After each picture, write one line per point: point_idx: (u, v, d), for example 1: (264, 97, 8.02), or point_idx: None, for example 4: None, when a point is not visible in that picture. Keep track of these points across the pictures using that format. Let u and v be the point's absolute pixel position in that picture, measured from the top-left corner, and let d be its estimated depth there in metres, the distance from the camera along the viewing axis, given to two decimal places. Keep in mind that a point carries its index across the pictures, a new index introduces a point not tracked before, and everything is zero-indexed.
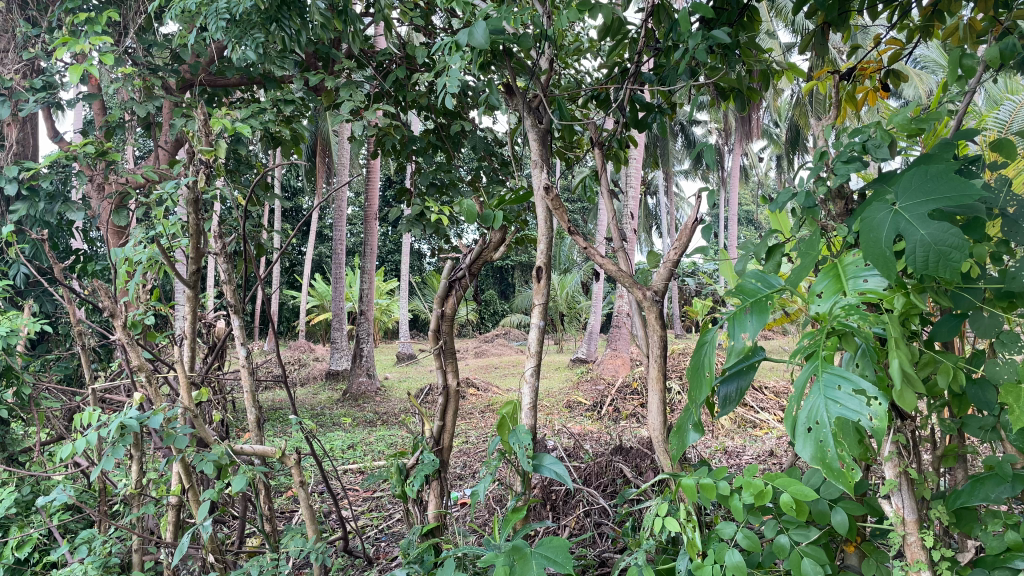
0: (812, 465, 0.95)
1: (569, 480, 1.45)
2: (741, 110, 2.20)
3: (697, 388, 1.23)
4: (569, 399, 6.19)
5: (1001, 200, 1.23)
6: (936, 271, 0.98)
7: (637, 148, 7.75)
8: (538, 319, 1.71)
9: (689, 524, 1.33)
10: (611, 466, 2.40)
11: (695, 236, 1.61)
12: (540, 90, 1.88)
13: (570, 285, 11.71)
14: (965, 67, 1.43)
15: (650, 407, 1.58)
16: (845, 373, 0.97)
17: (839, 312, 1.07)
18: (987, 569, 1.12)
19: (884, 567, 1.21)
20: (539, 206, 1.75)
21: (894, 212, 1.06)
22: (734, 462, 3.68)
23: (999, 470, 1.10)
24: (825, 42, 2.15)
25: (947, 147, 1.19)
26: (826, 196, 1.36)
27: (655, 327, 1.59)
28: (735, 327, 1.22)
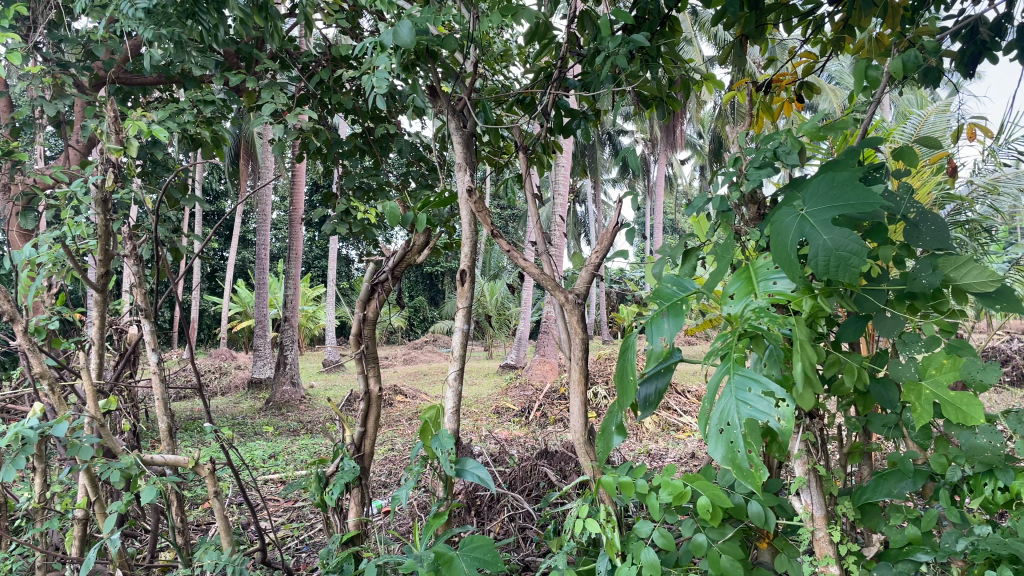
0: (723, 465, 0.96)
1: (493, 483, 1.44)
2: (662, 118, 2.25)
3: (622, 393, 1.23)
4: (497, 405, 6.19)
5: (903, 206, 1.24)
6: (835, 275, 1.02)
7: (564, 155, 7.84)
8: (462, 323, 1.70)
9: (609, 526, 1.34)
10: (535, 470, 2.40)
11: (616, 243, 1.64)
12: (465, 93, 1.87)
13: (499, 290, 11.73)
14: (871, 78, 1.49)
15: (572, 410, 1.58)
16: (755, 375, 0.99)
17: (749, 314, 1.11)
18: (891, 562, 1.15)
19: (796, 563, 1.23)
20: (463, 209, 1.74)
21: (800, 217, 1.09)
22: (657, 464, 3.73)
23: (902, 466, 1.14)
24: (742, 53, 2.21)
25: (852, 154, 1.24)
26: (740, 201, 1.39)
27: (577, 331, 1.60)
28: (651, 330, 1.24)
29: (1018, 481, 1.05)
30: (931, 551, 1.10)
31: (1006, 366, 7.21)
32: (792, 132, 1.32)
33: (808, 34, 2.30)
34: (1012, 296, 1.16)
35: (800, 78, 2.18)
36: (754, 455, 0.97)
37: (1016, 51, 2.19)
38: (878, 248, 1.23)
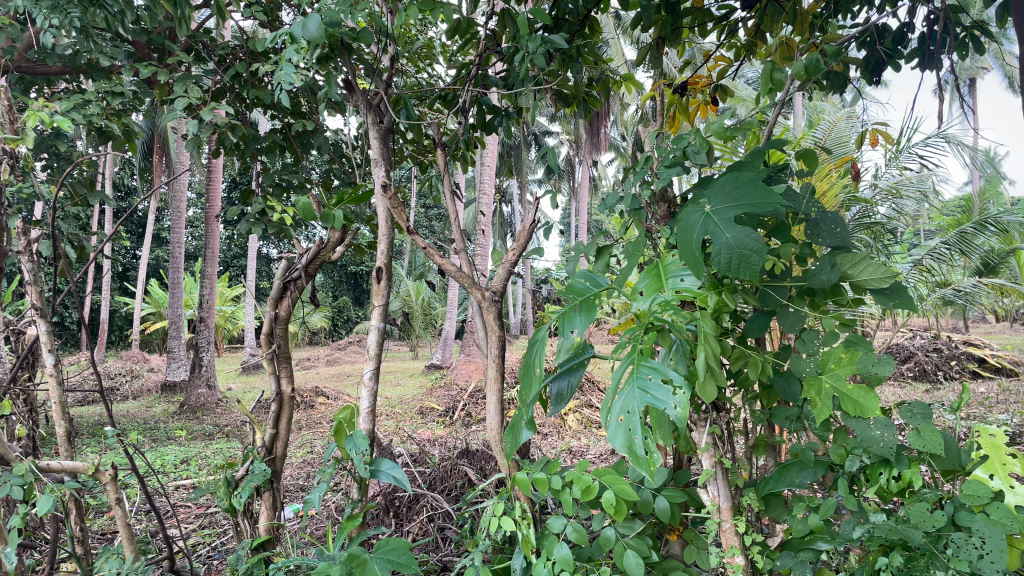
0: (622, 452, 1.00)
1: (409, 484, 1.43)
2: (582, 117, 2.26)
3: (529, 385, 1.24)
4: (421, 405, 6.14)
5: (805, 204, 1.28)
6: (737, 273, 1.04)
7: (489, 154, 7.83)
8: (378, 321, 1.67)
9: (523, 522, 1.34)
10: (456, 470, 2.39)
11: (532, 240, 1.64)
12: (382, 88, 1.83)
13: (425, 290, 11.65)
14: (776, 81, 1.51)
15: (489, 408, 1.57)
16: (656, 365, 1.04)
17: (657, 308, 1.15)
18: (793, 551, 1.19)
19: (703, 555, 1.26)
20: (380, 205, 1.71)
21: (705, 216, 1.12)
22: (578, 461, 3.77)
23: (803, 456, 1.18)
24: (660, 56, 2.25)
25: (758, 155, 1.26)
26: (651, 199, 1.41)
27: (493, 329, 1.59)
28: (565, 324, 1.25)
29: (911, 470, 1.10)
30: (830, 539, 1.14)
31: (910, 361, 7.57)
32: (701, 132, 1.34)
33: (723, 39, 2.35)
34: (905, 292, 1.21)
35: (715, 82, 2.23)
36: (650, 443, 1.01)
37: (916, 60, 2.29)
38: (780, 245, 1.26)
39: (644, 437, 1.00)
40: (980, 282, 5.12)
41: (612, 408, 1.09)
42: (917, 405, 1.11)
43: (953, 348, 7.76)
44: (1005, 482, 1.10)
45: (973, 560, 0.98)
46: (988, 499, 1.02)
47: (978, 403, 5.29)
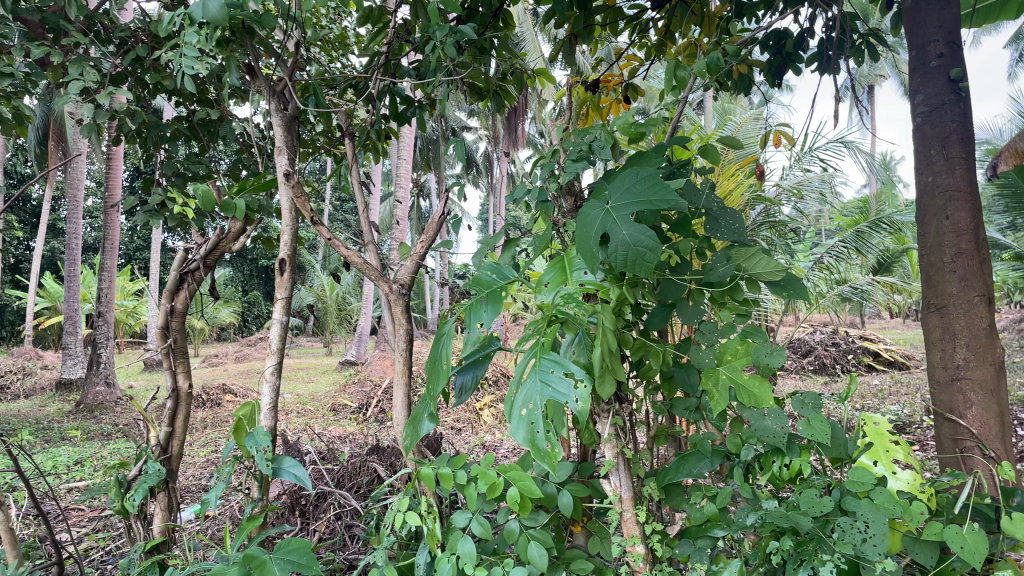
0: (524, 446, 1.00)
1: (313, 482, 1.39)
2: (495, 111, 2.26)
3: (434, 379, 1.20)
4: (334, 402, 6.03)
5: (705, 200, 1.32)
6: (633, 268, 1.05)
7: (406, 147, 7.75)
8: (281, 314, 1.63)
9: (429, 517, 1.32)
10: (365, 466, 2.35)
11: (442, 233, 1.63)
12: (286, 74, 1.76)
13: (340, 285, 11.45)
14: (679, 79, 1.55)
15: (395, 403, 1.56)
16: (558, 359, 1.04)
17: (558, 300, 1.14)
18: (692, 539, 1.21)
19: (605, 543, 1.27)
20: (283, 196, 1.66)
21: (606, 212, 1.13)
22: (490, 454, 3.78)
23: (701, 446, 1.20)
24: (572, 51, 2.26)
25: (661, 150, 1.29)
26: (558, 192, 1.40)
27: (400, 321, 1.56)
28: (470, 317, 1.22)
29: (801, 458, 1.13)
30: (726, 526, 1.17)
31: (810, 355, 7.90)
32: (606, 127, 1.35)
33: (635, 38, 2.38)
34: (797, 284, 1.25)
35: (626, 79, 2.25)
36: (551, 435, 1.01)
37: (816, 64, 2.37)
38: (680, 240, 1.29)
39: (546, 429, 1.01)
40: (876, 279, 5.37)
41: (513, 402, 1.09)
42: (809, 395, 1.14)
43: (850, 342, 8.14)
44: (888, 468, 1.15)
45: (857, 543, 1.02)
46: (871, 484, 1.06)
47: (872, 394, 5.57)
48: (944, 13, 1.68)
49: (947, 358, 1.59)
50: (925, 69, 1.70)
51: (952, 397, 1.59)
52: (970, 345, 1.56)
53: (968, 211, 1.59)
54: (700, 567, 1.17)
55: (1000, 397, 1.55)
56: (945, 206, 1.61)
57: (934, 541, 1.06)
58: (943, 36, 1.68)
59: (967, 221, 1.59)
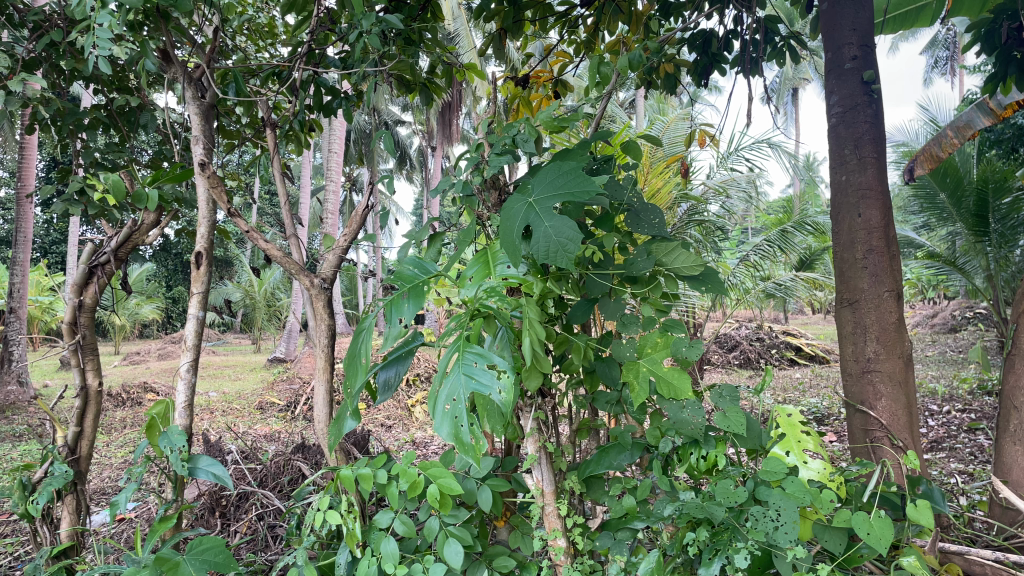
0: (447, 441, 0.98)
1: (231, 482, 1.35)
2: (424, 104, 2.23)
3: (354, 377, 1.17)
4: (261, 400, 5.90)
5: (626, 195, 1.33)
6: (554, 260, 1.04)
7: (337, 141, 7.64)
8: (197, 309, 1.57)
9: (350, 515, 1.30)
10: (289, 465, 2.30)
11: (365, 226, 1.59)
12: (204, 60, 1.71)
13: (269, 281, 11.21)
14: (602, 74, 1.55)
15: (316, 399, 1.52)
16: (481, 351, 1.03)
17: (481, 294, 1.12)
18: (612, 531, 1.22)
19: (528, 538, 1.28)
20: (200, 187, 1.60)
21: (529, 204, 1.11)
22: (419, 451, 3.76)
23: (621, 438, 1.22)
24: (502, 47, 2.24)
25: (584, 146, 1.28)
26: (482, 185, 1.37)
27: (322, 317, 1.53)
28: (391, 311, 1.19)
29: (717, 449, 1.15)
30: (645, 518, 1.18)
31: (736, 350, 8.11)
32: (529, 122, 1.34)
33: (565, 35, 2.39)
34: (714, 279, 1.28)
35: (556, 76, 2.25)
36: (475, 430, 1.00)
37: (739, 65, 2.42)
38: (603, 234, 1.30)
39: (470, 423, 0.99)
40: (799, 277, 5.54)
41: (436, 397, 1.06)
42: (726, 387, 1.16)
43: (773, 337, 8.39)
44: (800, 458, 1.17)
45: (770, 531, 1.04)
46: (784, 474, 1.08)
47: (793, 387, 5.75)
48: (858, 17, 1.74)
49: (858, 351, 1.64)
50: (840, 71, 1.75)
51: (862, 389, 1.64)
52: (880, 338, 1.61)
53: (879, 210, 1.65)
54: (620, 559, 1.18)
55: (907, 388, 1.61)
56: (857, 204, 1.67)
57: (842, 528, 1.09)
58: (856, 39, 1.73)
59: (878, 218, 1.64)
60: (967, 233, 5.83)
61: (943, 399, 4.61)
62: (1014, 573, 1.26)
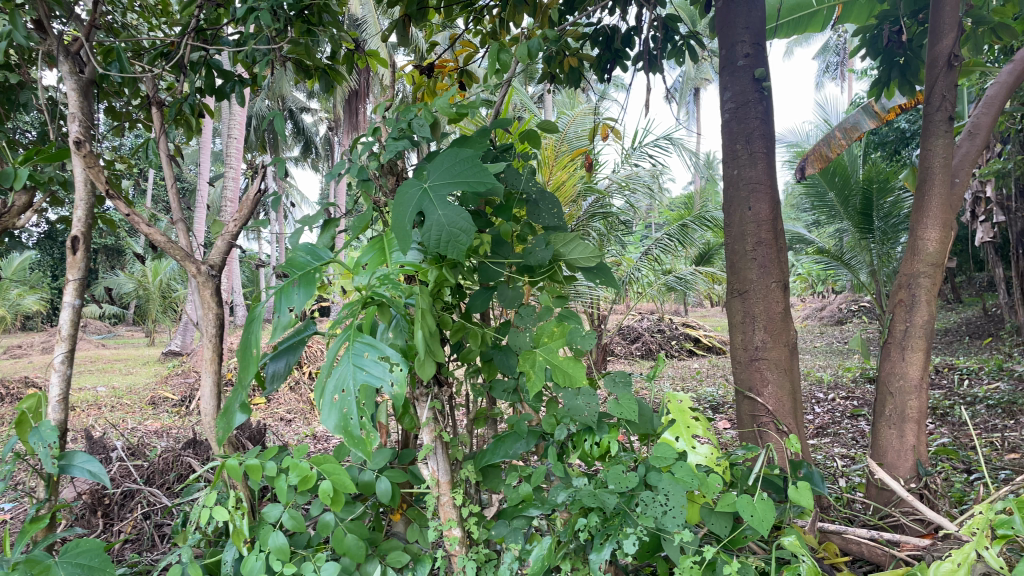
0: (336, 433, 0.97)
1: (110, 480, 1.27)
2: (325, 91, 2.16)
3: (244, 369, 1.12)
4: (154, 395, 5.66)
5: (525, 182, 1.32)
6: (445, 251, 1.03)
7: (239, 127, 7.39)
8: (74, 298, 1.50)
9: (238, 511, 1.24)
10: (179, 461, 2.21)
11: (258, 212, 1.54)
12: (81, 34, 1.60)
13: (164, 271, 10.74)
14: (502, 63, 1.54)
15: (203, 391, 1.46)
16: (372, 342, 1.01)
17: (375, 282, 1.09)
18: (508, 519, 1.22)
19: (423, 529, 1.27)
20: (77, 169, 1.51)
21: (423, 190, 1.09)
22: (319, 445, 3.69)
23: (518, 427, 1.23)
24: (406, 35, 2.18)
25: (484, 133, 1.26)
26: (379, 171, 1.34)
27: (210, 306, 1.48)
28: (280, 301, 1.11)
29: (610, 436, 1.17)
30: (539, 506, 1.18)
31: (638, 341, 8.32)
32: (426, 107, 1.30)
33: (469, 23, 2.37)
34: (607, 270, 1.31)
35: (461, 67, 2.23)
36: (364, 421, 0.99)
37: (641, 62, 2.46)
38: (501, 223, 1.29)
39: (360, 415, 0.98)
40: (698, 271, 5.72)
41: (323, 389, 1.03)
42: (619, 374, 1.17)
43: (674, 329, 8.64)
44: (689, 443, 1.18)
45: (659, 516, 1.06)
46: (673, 459, 1.11)
47: (691, 377, 5.94)
48: (751, 16, 1.79)
49: (747, 339, 1.70)
50: (732, 68, 1.80)
51: (750, 376, 1.70)
52: (768, 327, 1.68)
53: (767, 203, 1.71)
54: (515, 548, 1.18)
55: (791, 375, 1.68)
56: (748, 197, 1.72)
57: (727, 511, 1.12)
58: (749, 37, 1.78)
59: (767, 212, 1.70)
60: (853, 230, 6.14)
61: (829, 388, 4.84)
62: (886, 551, 1.33)
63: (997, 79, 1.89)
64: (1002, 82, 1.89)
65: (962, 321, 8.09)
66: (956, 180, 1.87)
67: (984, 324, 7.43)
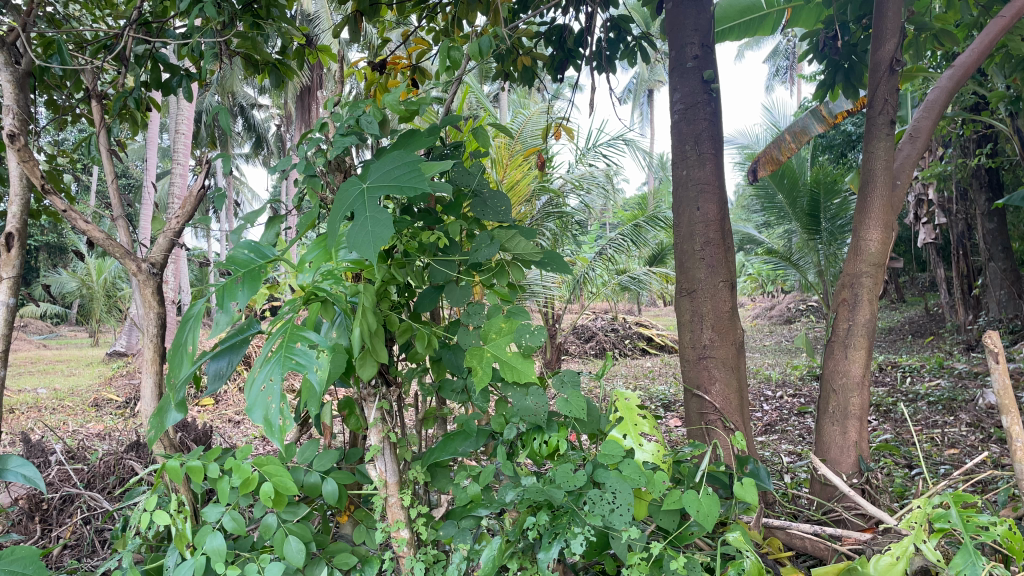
0: (256, 422, 0.93)
1: (44, 484, 1.22)
2: (275, 87, 2.13)
3: (175, 362, 1.07)
4: (98, 397, 5.51)
5: (474, 179, 1.32)
6: (358, 248, 0.97)
7: (187, 123, 7.22)
8: (7, 295, 1.43)
9: (180, 515, 1.21)
10: (121, 464, 2.16)
11: (202, 209, 1.50)
12: (17, 23, 1.54)
13: (109, 270, 10.46)
14: (453, 60, 1.53)
15: (143, 392, 1.42)
16: (306, 333, 1.01)
17: (318, 279, 1.08)
18: (456, 519, 1.22)
19: (370, 530, 1.25)
20: (11, 164, 1.46)
21: (362, 190, 1.07)
22: (268, 446, 3.64)
23: (466, 426, 1.22)
24: (358, 32, 2.15)
25: (432, 131, 1.26)
26: (326, 168, 1.31)
27: (151, 305, 1.44)
28: (223, 296, 1.08)
29: (558, 434, 1.17)
30: (488, 505, 1.18)
31: (592, 341, 8.37)
32: (374, 103, 1.28)
33: (421, 21, 2.36)
34: (559, 259, 1.29)
35: (414, 65, 2.21)
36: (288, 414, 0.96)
37: (594, 63, 2.48)
38: (450, 221, 1.29)
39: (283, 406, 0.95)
40: (651, 271, 5.78)
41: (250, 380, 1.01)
42: (568, 373, 1.17)
43: (627, 328, 8.72)
44: (636, 441, 1.19)
45: (606, 514, 1.06)
46: (620, 456, 1.11)
47: (643, 376, 6.00)
48: (700, 18, 1.81)
49: (695, 338, 1.72)
50: (681, 69, 1.81)
51: (698, 374, 1.72)
52: (715, 327, 1.70)
53: (715, 204, 1.73)
54: (463, 547, 1.17)
55: (738, 374, 1.71)
56: (696, 198, 1.74)
57: (673, 508, 1.13)
58: (698, 39, 1.80)
59: (714, 212, 1.73)
60: (801, 231, 6.27)
61: (777, 386, 4.94)
62: (828, 545, 1.36)
63: (937, 85, 1.94)
64: (942, 88, 1.94)
65: (904, 321, 8.33)
66: (897, 182, 1.92)
67: (925, 323, 7.67)
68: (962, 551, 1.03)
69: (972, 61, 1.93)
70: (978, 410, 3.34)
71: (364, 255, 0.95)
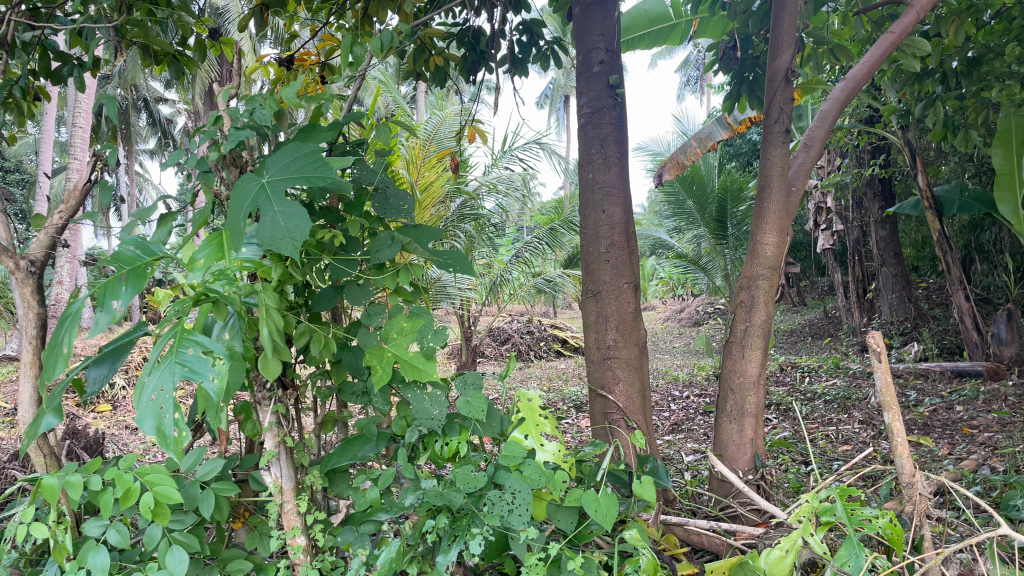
0: (149, 434, 0.89)
1: None
2: (175, 78, 2.04)
3: (51, 365, 1.01)
4: None
5: (375, 177, 1.30)
6: (275, 245, 0.96)
7: (86, 115, 6.87)
8: None
9: (59, 527, 1.14)
10: (2, 473, 2.04)
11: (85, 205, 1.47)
12: None
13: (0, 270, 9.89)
14: (358, 56, 1.50)
15: (21, 398, 1.34)
16: (197, 338, 0.96)
17: (209, 278, 1.03)
18: (354, 524, 1.19)
19: (265, 537, 1.21)
20: None
21: (261, 185, 1.04)
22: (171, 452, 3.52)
23: (366, 430, 1.20)
24: (263, 25, 2.10)
25: (333, 126, 1.23)
26: (222, 163, 1.26)
27: (31, 305, 1.37)
28: (105, 294, 1.03)
29: (460, 436, 1.17)
30: (388, 509, 1.16)
31: (507, 343, 8.40)
32: (273, 98, 1.25)
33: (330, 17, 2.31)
34: (463, 259, 1.26)
35: (323, 61, 2.16)
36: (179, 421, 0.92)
37: (506, 65, 2.48)
38: (349, 219, 1.26)
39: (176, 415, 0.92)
40: (566, 273, 5.84)
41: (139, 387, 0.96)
42: (471, 375, 1.17)
43: (542, 330, 8.79)
44: (537, 440, 1.19)
45: (504, 514, 1.06)
46: (521, 458, 1.11)
47: (557, 377, 6.07)
48: (606, 24, 1.84)
49: (599, 338, 1.74)
50: (588, 74, 1.84)
51: (602, 374, 1.74)
52: (619, 327, 1.73)
53: (620, 207, 1.76)
54: (361, 552, 1.15)
55: (641, 373, 1.74)
56: (602, 201, 1.77)
57: (573, 506, 1.14)
58: (603, 44, 1.83)
59: (619, 215, 1.76)
60: (709, 236, 6.46)
61: (684, 386, 5.07)
62: (723, 540, 1.40)
63: (830, 96, 2.02)
64: (835, 98, 2.02)
65: (806, 322, 8.69)
66: (793, 188, 2.00)
67: (824, 325, 8.01)
68: (847, 543, 1.07)
69: (863, 74, 2.02)
70: (869, 408, 3.50)
71: (282, 250, 0.95)
